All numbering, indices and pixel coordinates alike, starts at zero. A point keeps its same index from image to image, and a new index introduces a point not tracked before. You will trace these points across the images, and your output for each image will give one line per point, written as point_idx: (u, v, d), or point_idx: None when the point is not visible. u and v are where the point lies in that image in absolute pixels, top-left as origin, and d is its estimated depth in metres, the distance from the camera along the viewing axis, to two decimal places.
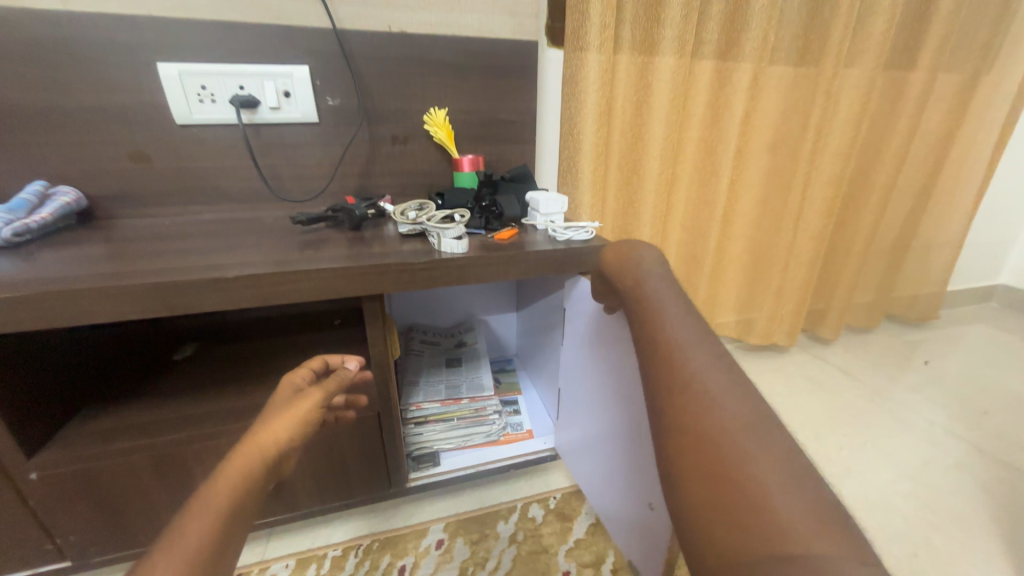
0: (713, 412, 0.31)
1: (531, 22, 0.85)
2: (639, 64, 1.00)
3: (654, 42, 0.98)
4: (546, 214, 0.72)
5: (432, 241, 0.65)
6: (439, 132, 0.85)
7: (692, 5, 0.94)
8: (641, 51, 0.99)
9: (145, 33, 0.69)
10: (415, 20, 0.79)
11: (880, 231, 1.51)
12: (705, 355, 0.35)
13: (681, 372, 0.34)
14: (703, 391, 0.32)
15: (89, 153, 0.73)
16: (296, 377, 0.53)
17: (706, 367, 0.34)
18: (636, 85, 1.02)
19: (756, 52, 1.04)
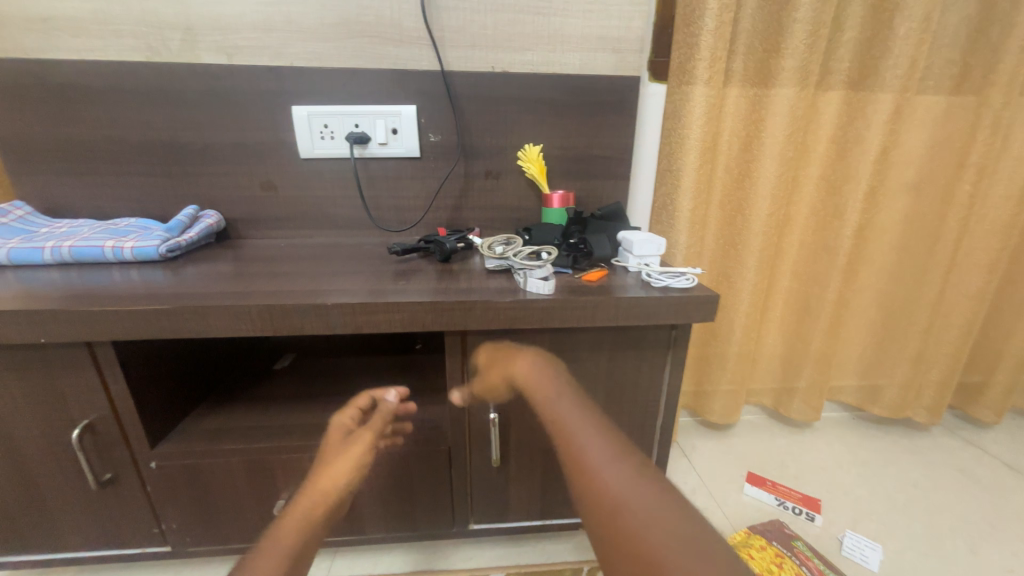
0: (637, 513, 0.39)
1: (635, 56, 0.82)
2: (751, 97, 0.92)
3: (771, 73, 0.90)
4: (640, 257, 0.67)
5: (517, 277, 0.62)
6: (532, 168, 0.84)
7: (820, 33, 0.85)
8: (754, 83, 0.91)
9: (287, 81, 0.79)
10: (517, 60, 0.81)
11: None
12: (618, 470, 0.44)
13: (604, 485, 0.42)
14: (621, 494, 0.41)
15: (232, 182, 0.85)
16: (347, 416, 0.67)
17: (620, 478, 0.43)
18: (746, 120, 0.94)
19: (899, 81, 0.90)
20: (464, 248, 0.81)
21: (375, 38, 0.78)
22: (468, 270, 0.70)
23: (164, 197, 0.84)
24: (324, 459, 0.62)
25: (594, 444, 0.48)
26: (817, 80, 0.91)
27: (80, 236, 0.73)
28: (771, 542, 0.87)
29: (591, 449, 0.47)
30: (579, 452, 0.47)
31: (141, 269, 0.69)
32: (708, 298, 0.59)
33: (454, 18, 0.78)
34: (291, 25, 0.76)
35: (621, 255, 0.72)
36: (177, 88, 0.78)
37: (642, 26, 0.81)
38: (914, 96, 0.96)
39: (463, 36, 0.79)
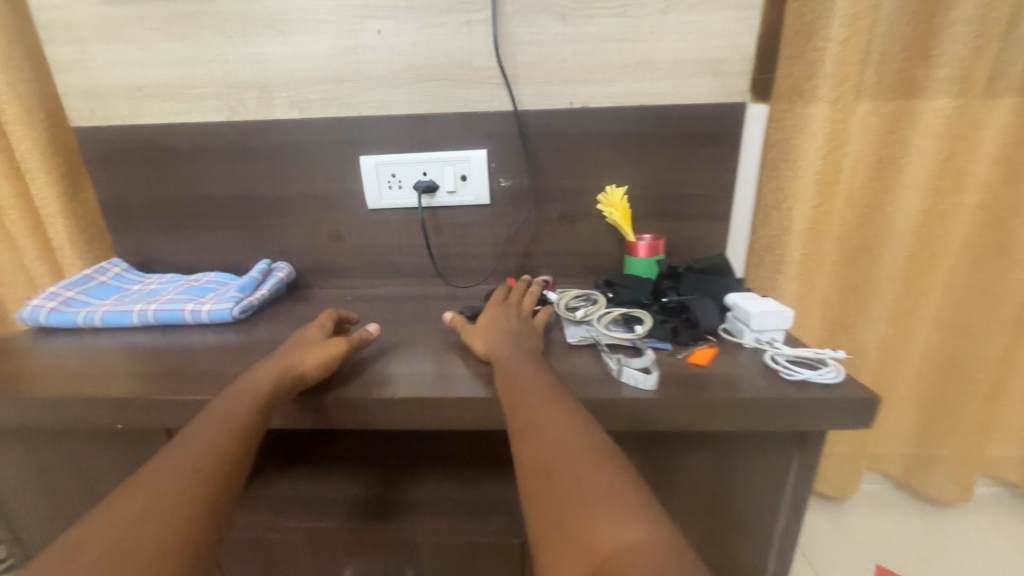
0: (547, 446, 0.39)
1: (740, 80, 0.70)
2: (886, 116, 0.75)
3: (916, 86, 0.72)
4: (759, 331, 0.55)
5: (606, 359, 0.52)
6: (614, 214, 0.74)
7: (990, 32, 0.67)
8: (892, 98, 0.74)
9: (356, 132, 0.76)
10: (599, 94, 0.72)
11: None
12: (539, 402, 0.44)
13: (526, 422, 0.42)
14: (536, 430, 0.41)
15: (302, 233, 0.83)
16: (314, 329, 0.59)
17: (541, 412, 0.43)
18: (879, 143, 0.77)
19: None
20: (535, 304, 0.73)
21: (445, 81, 0.72)
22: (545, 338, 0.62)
23: (240, 250, 0.85)
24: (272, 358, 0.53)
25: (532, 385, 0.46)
26: (984, 89, 0.72)
27: (165, 296, 0.75)
28: None
29: (536, 407, 0.43)
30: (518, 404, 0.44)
31: (216, 333, 0.68)
32: (863, 403, 0.45)
33: (529, 53, 0.70)
34: (360, 74, 0.73)
35: (730, 324, 0.60)
36: (252, 144, 0.78)
37: (751, 43, 0.68)
38: None
39: (539, 72, 0.71)
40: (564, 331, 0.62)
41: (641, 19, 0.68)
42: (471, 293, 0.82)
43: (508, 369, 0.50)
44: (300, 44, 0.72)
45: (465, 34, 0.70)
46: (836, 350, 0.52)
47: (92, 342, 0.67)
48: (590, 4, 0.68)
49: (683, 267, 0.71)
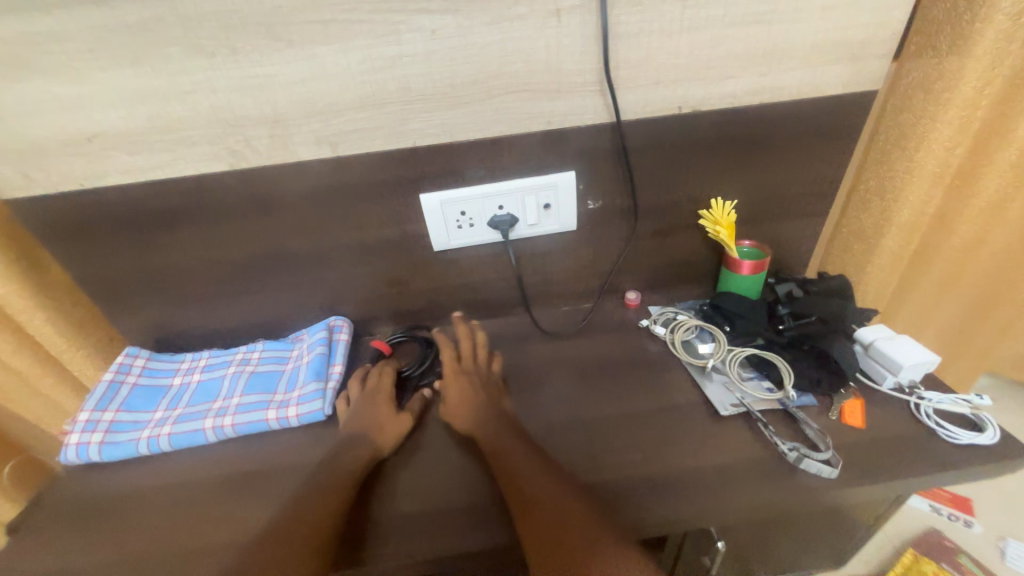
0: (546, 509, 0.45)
1: (882, 64, 0.58)
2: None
3: None
4: (903, 378, 0.56)
5: (777, 442, 0.52)
6: (721, 232, 0.66)
7: None
8: None
9: (410, 167, 0.59)
10: (716, 93, 0.58)
11: None
12: (535, 473, 0.49)
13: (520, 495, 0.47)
14: (534, 501, 0.46)
15: (353, 284, 0.70)
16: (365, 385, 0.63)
17: (536, 483, 0.48)
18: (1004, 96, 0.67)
19: None
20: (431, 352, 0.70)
21: (523, 92, 0.56)
22: (680, 399, 0.60)
23: (280, 311, 0.72)
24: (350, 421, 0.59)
25: (520, 457, 0.51)
26: None
27: (227, 396, 0.64)
28: (941, 565, 0.88)
29: (527, 478, 0.49)
30: (517, 477, 0.49)
31: (313, 437, 0.61)
32: (1019, 464, 0.49)
33: (635, 49, 0.54)
34: (410, 93, 0.54)
35: (862, 361, 0.60)
36: (273, 194, 0.60)
37: (905, 17, 0.55)
38: None
39: (647, 72, 0.56)
40: (705, 394, 0.59)
41: None
42: (557, 323, 0.75)
43: (498, 440, 0.54)
44: (320, 59, 0.51)
45: (552, 27, 0.52)
46: (981, 397, 0.54)
47: (172, 476, 0.58)
48: None
49: (797, 285, 0.68)
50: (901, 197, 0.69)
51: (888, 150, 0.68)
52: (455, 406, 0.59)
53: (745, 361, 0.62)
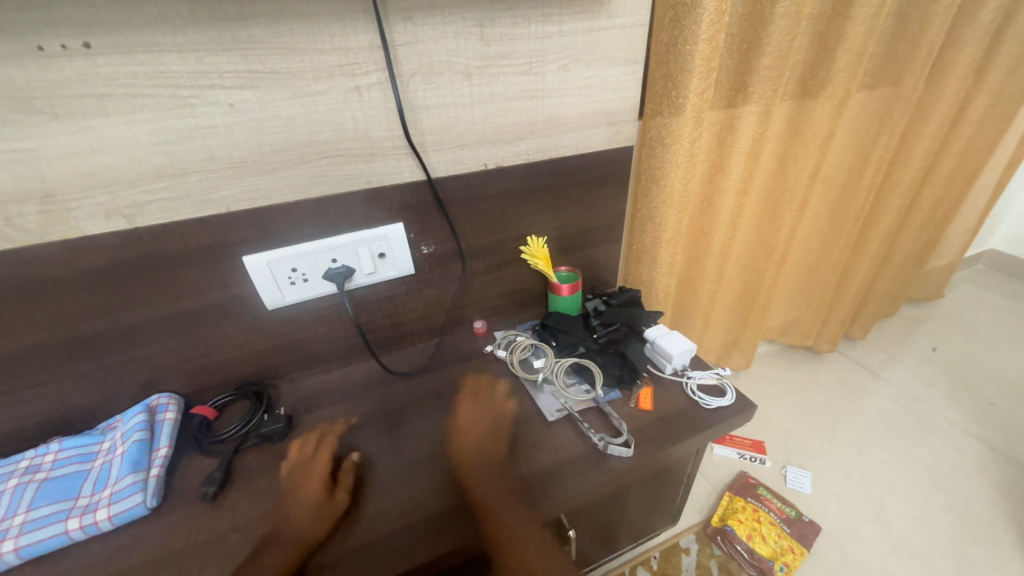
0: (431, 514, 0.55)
1: (630, 127, 0.77)
2: (725, 118, 0.89)
3: (743, 91, 0.86)
4: (676, 364, 0.72)
5: (591, 434, 0.63)
6: (539, 263, 0.78)
7: (786, 60, 0.84)
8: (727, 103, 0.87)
9: (227, 232, 0.59)
10: (512, 152, 0.70)
11: (921, 237, 1.53)
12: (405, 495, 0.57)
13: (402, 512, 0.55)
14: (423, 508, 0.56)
15: (175, 357, 0.65)
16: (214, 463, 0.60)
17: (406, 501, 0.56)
18: (718, 144, 0.92)
19: (842, 89, 0.94)
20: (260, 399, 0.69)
21: (338, 156, 0.60)
22: (520, 412, 0.68)
23: (81, 400, 0.62)
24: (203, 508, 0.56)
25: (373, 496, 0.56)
26: (780, 97, 0.92)
27: (7, 515, 0.53)
28: (747, 499, 1.12)
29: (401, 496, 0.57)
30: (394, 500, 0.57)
31: (131, 539, 0.54)
32: (747, 412, 0.67)
33: (435, 118, 0.62)
34: (215, 162, 0.54)
35: (651, 355, 0.76)
36: (53, 274, 0.53)
37: (637, 94, 0.74)
38: (853, 98, 1.03)
39: (450, 136, 0.64)
40: (537, 404, 0.69)
41: (546, 76, 0.66)
42: (409, 362, 0.79)
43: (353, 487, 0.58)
44: (101, 132, 0.49)
45: (355, 101, 0.57)
46: (724, 370, 0.73)
47: None
48: (495, 62, 0.61)
49: (603, 300, 0.83)
50: (663, 221, 0.90)
51: (649, 186, 0.88)
52: (316, 469, 0.59)
53: (568, 368, 0.74)
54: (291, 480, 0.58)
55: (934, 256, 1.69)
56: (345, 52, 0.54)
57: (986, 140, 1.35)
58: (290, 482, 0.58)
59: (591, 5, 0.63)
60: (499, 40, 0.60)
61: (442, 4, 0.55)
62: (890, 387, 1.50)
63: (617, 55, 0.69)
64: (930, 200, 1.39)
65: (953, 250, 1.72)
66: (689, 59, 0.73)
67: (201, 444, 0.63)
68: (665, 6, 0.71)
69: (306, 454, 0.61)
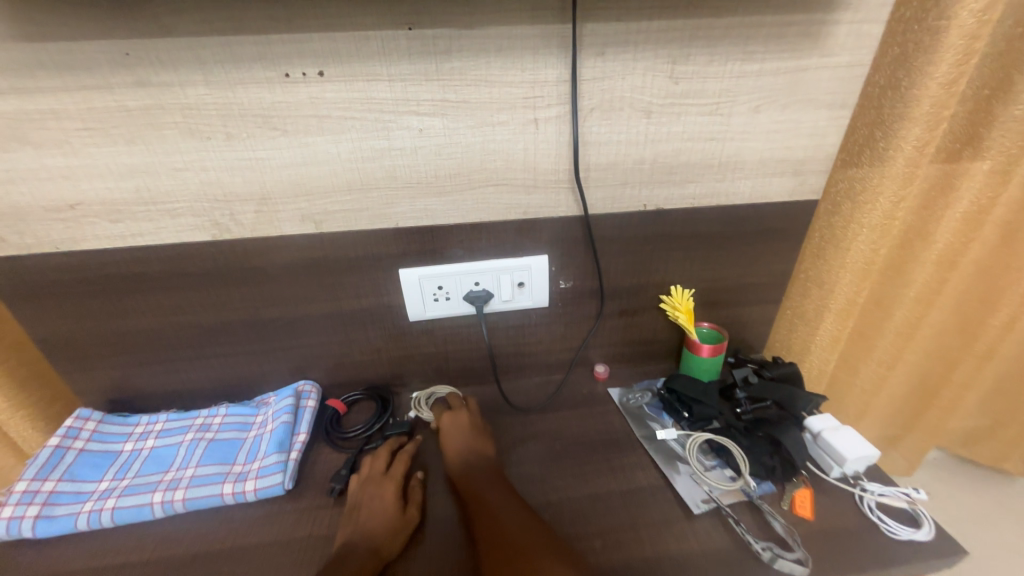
0: None
1: (818, 178, 0.66)
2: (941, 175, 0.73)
3: (974, 145, 0.70)
4: (848, 469, 0.60)
5: (749, 539, 0.53)
6: (679, 315, 0.71)
7: None
8: (950, 156, 0.71)
9: (391, 245, 0.62)
10: (676, 195, 0.64)
11: None
12: None
13: None
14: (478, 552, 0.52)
15: (324, 351, 0.70)
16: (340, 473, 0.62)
17: None
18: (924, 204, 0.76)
19: None
20: (385, 407, 0.71)
21: (502, 185, 0.60)
22: (644, 482, 0.61)
23: (247, 374, 0.71)
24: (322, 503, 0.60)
25: None
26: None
27: (181, 466, 0.62)
28: None
29: None
30: None
31: (267, 515, 0.58)
32: (954, 558, 0.51)
33: (604, 155, 0.60)
34: (395, 181, 0.58)
35: (812, 449, 0.64)
36: (253, 263, 0.61)
37: (835, 142, 0.64)
38: None
39: (615, 174, 0.61)
40: (674, 483, 0.60)
41: (732, 118, 0.59)
42: (524, 394, 0.76)
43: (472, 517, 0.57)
44: (313, 147, 0.55)
45: (530, 133, 0.57)
46: (917, 491, 0.57)
47: (109, 556, 0.54)
48: (680, 100, 0.57)
49: (754, 369, 0.72)
50: (835, 288, 0.76)
51: (822, 246, 0.76)
52: (387, 488, 0.58)
53: (705, 446, 0.64)
54: (365, 492, 0.58)
55: None
56: (532, 85, 0.54)
57: None
58: (363, 494, 0.58)
59: (802, 42, 0.55)
60: (690, 78, 0.56)
61: (639, 40, 0.53)
62: None
63: (821, 97, 0.60)
64: None
65: None
66: (914, 105, 0.60)
67: (331, 438, 0.67)
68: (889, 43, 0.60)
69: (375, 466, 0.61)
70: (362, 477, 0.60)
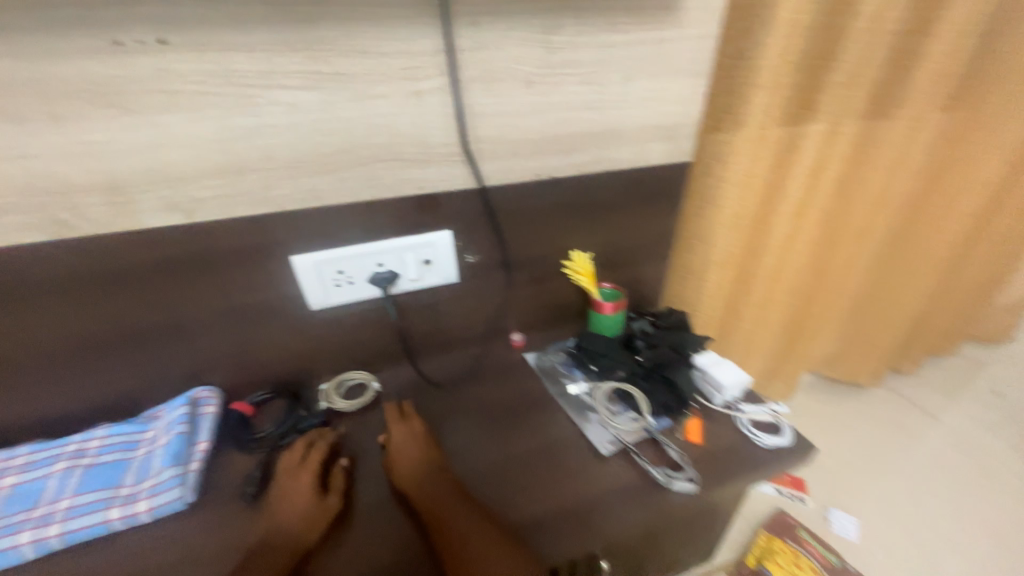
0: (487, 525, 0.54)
1: (689, 142, 0.73)
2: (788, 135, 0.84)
3: (810, 108, 0.81)
4: (728, 395, 0.68)
5: (650, 469, 0.59)
6: (581, 278, 0.75)
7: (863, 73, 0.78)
8: (793, 119, 0.82)
9: (280, 231, 0.59)
10: (566, 163, 0.67)
11: (990, 271, 1.42)
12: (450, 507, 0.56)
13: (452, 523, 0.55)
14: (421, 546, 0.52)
15: (219, 353, 0.65)
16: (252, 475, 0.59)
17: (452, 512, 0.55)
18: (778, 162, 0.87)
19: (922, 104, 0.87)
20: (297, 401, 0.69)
21: (393, 161, 0.59)
22: (559, 435, 0.65)
23: (128, 389, 0.63)
24: (234, 510, 0.56)
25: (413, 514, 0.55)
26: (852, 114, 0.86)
27: (52, 500, 0.54)
28: (786, 541, 1.05)
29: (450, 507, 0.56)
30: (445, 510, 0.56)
31: (167, 535, 0.54)
32: (807, 454, 0.62)
33: (492, 126, 0.61)
34: (274, 162, 0.54)
35: (699, 383, 0.71)
36: (113, 263, 0.54)
37: (700, 108, 0.71)
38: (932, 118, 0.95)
39: (506, 145, 0.63)
40: (586, 431, 0.65)
41: (607, 86, 0.63)
42: (444, 371, 0.77)
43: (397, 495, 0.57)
44: (169, 127, 0.49)
45: (414, 106, 0.56)
46: (779, 405, 0.68)
47: None
48: (558, 70, 0.59)
49: (651, 321, 0.80)
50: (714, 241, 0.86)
51: (701, 205, 0.84)
52: (304, 478, 0.57)
53: (612, 394, 0.70)
54: (281, 486, 0.56)
55: (1004, 293, 1.56)
56: (410, 56, 0.53)
57: None
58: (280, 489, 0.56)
59: (661, 14, 0.60)
60: (565, 49, 0.58)
61: (511, 9, 0.54)
62: (947, 431, 1.39)
63: (683, 67, 0.66)
64: (1001, 231, 1.29)
65: None
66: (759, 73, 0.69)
67: (239, 442, 0.63)
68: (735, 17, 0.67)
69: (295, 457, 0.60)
70: (281, 471, 0.58)
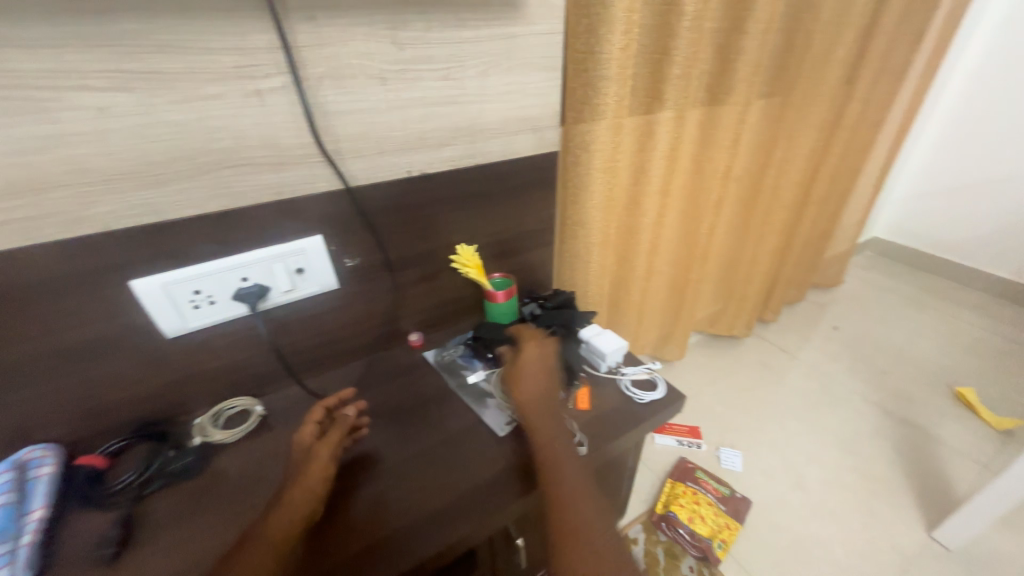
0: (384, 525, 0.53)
1: (553, 133, 0.78)
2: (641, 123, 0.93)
3: (656, 98, 0.91)
4: (611, 361, 0.75)
5: None
6: (470, 269, 0.77)
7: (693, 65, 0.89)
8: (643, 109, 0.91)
9: (109, 254, 0.51)
10: (436, 159, 0.68)
11: (818, 228, 1.71)
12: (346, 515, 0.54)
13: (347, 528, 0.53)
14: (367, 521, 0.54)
15: (47, 404, 0.55)
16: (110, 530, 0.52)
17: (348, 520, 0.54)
18: (637, 148, 0.96)
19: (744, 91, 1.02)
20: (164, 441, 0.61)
21: (241, 167, 0.55)
22: (460, 425, 0.66)
23: None
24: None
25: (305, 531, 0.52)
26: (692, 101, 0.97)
27: None
28: (687, 484, 1.19)
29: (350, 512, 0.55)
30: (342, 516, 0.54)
31: None
32: (679, 401, 0.70)
33: (350, 124, 0.59)
34: (86, 176, 0.47)
35: (586, 355, 0.77)
36: None
37: (557, 101, 0.76)
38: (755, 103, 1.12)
39: (368, 143, 0.62)
40: (483, 416, 0.67)
41: (465, 82, 0.65)
42: (339, 383, 0.74)
43: None
44: None
45: (255, 106, 0.53)
46: (654, 363, 0.76)
47: None
48: (410, 66, 0.60)
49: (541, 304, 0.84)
50: (591, 223, 0.93)
51: (575, 191, 0.90)
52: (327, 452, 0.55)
53: None
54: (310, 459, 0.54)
55: (831, 246, 1.90)
56: (240, 53, 0.50)
57: (863, 141, 1.55)
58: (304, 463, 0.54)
59: (505, 11, 0.63)
60: (414, 45, 0.59)
61: (348, 4, 0.53)
62: (802, 365, 1.66)
63: (535, 62, 0.70)
64: (821, 194, 1.56)
65: (847, 239, 1.94)
66: (604, 67, 0.75)
67: (89, 499, 0.55)
68: (577, 15, 0.72)
69: (308, 437, 0.57)
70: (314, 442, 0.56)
